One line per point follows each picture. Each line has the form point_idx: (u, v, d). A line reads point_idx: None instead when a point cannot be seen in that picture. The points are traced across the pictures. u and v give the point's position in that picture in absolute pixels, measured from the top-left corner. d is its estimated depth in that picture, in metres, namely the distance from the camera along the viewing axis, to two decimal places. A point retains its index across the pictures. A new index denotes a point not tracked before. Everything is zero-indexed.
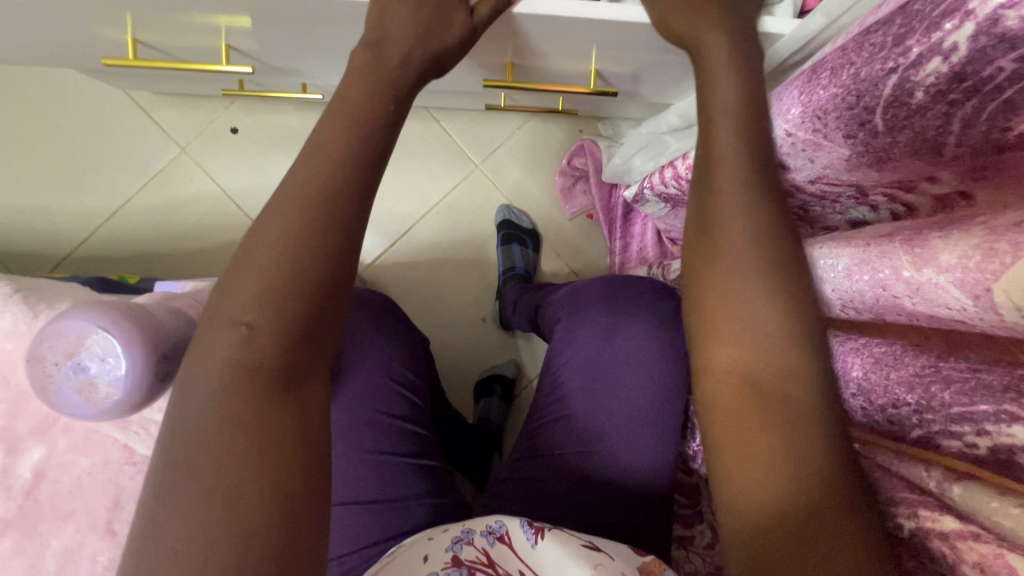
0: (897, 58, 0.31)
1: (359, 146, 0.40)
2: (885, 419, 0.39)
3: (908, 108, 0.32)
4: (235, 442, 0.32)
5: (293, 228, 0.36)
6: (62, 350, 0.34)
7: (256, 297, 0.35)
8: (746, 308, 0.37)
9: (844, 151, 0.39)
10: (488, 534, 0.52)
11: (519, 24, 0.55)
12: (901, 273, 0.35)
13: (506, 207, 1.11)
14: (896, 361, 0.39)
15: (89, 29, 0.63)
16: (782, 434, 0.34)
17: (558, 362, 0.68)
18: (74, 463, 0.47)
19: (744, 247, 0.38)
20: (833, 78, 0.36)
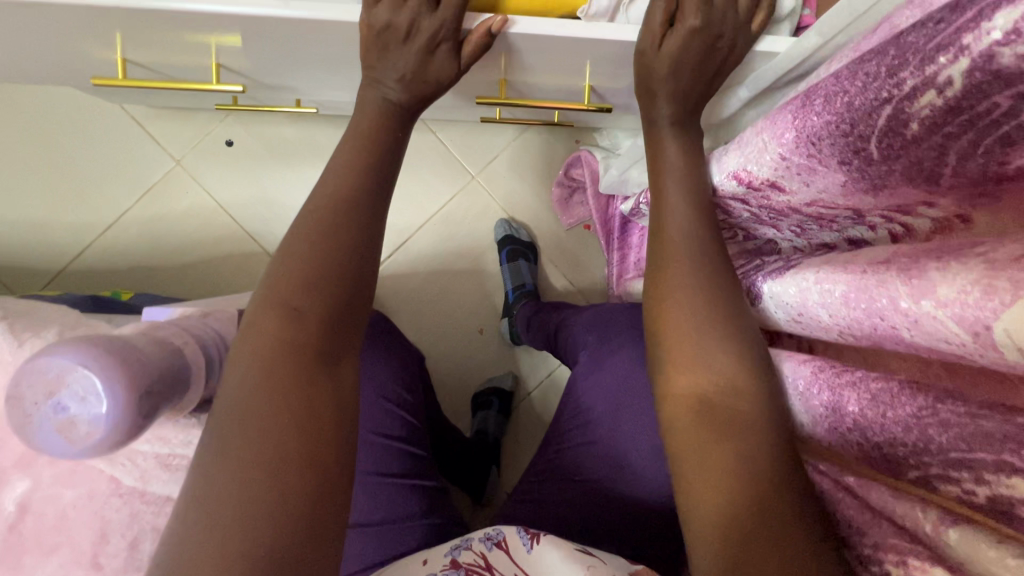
0: (891, 89, 0.30)
1: (363, 189, 0.49)
2: (882, 456, 0.37)
3: (902, 139, 0.32)
4: (278, 416, 0.40)
5: (330, 239, 0.46)
6: (42, 390, 0.33)
7: (302, 289, 0.44)
8: (688, 332, 0.46)
9: (838, 177, 0.39)
10: (485, 540, 0.53)
11: (511, 43, 0.55)
12: (899, 304, 0.35)
13: (506, 221, 1.10)
14: (892, 400, 0.36)
15: (77, 48, 0.62)
16: (720, 431, 0.42)
17: (583, 389, 0.66)
18: (59, 495, 0.44)
19: (683, 280, 0.48)
20: (826, 106, 0.35)
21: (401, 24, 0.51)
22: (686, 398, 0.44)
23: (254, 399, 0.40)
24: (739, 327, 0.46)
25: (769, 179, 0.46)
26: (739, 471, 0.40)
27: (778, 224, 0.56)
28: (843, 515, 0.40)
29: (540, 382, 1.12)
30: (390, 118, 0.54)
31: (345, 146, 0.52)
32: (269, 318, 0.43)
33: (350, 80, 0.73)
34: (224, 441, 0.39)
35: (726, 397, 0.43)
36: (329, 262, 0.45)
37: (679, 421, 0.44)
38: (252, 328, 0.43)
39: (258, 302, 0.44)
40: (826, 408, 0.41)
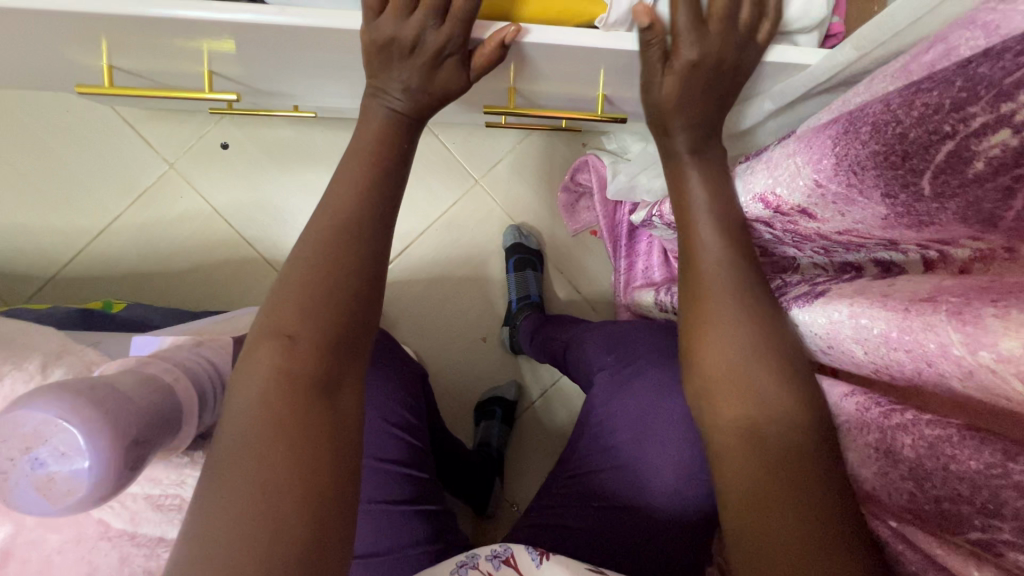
0: (955, 123, 0.29)
1: (370, 204, 0.46)
2: (940, 510, 0.35)
3: (962, 176, 0.29)
4: (278, 454, 0.37)
5: (336, 258, 0.43)
6: (18, 444, 0.31)
7: (304, 316, 0.41)
8: (723, 359, 0.44)
9: (880, 209, 0.36)
10: (492, 557, 0.51)
11: (524, 52, 0.52)
12: (951, 352, 0.32)
13: (516, 229, 1.07)
14: (953, 451, 0.34)
15: (59, 53, 0.59)
16: (764, 463, 0.40)
17: (606, 414, 0.63)
18: (44, 540, 0.41)
19: (724, 305, 0.46)
20: (874, 135, 0.33)
21: (405, 37, 0.48)
22: (732, 432, 0.42)
23: (253, 436, 0.37)
24: (774, 357, 0.44)
25: (799, 206, 0.43)
26: (788, 508, 0.39)
27: (801, 245, 0.53)
28: (905, 564, 0.39)
29: (544, 390, 1.09)
30: (387, 137, 0.50)
31: (349, 161, 0.48)
32: (270, 344, 0.40)
33: (350, 86, 0.70)
34: (225, 477, 0.36)
35: (774, 431, 0.41)
36: (336, 284, 0.42)
37: (724, 454, 0.42)
38: (253, 355, 0.40)
39: (261, 327, 0.41)
40: (876, 449, 0.40)
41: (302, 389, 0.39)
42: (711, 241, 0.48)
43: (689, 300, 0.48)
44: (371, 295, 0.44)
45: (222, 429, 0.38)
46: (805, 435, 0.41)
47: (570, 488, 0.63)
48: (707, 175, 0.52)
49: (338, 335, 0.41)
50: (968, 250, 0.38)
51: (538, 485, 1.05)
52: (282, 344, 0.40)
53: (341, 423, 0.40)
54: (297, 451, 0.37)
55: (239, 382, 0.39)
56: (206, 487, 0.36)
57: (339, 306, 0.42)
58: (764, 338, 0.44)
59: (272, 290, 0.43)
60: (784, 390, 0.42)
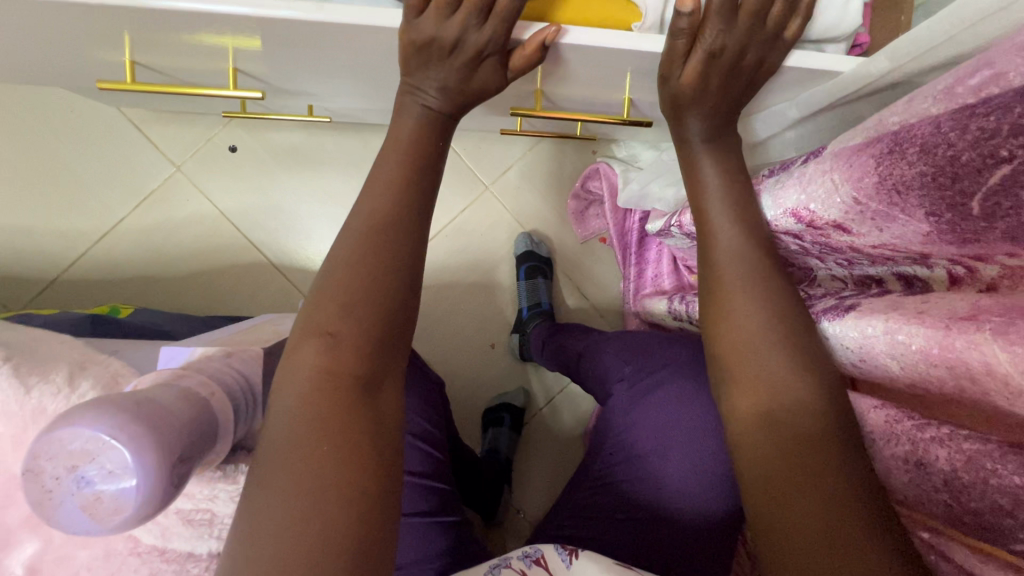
0: (1013, 148, 0.30)
1: (404, 206, 0.46)
2: (979, 522, 0.35)
3: (1014, 199, 0.31)
4: (322, 455, 0.37)
5: (372, 252, 0.43)
6: (63, 462, 0.30)
7: (345, 314, 0.41)
8: (748, 351, 0.45)
9: (923, 228, 0.37)
10: (524, 557, 0.51)
11: (560, 53, 0.51)
12: (997, 370, 0.33)
13: (526, 236, 1.07)
14: (994, 464, 0.34)
15: (79, 48, 0.57)
16: (788, 450, 0.41)
17: (630, 420, 0.63)
18: (71, 556, 0.40)
19: (743, 300, 0.46)
20: (924, 156, 0.35)
21: (446, 38, 0.48)
22: (746, 420, 0.43)
23: (302, 436, 0.37)
24: (794, 348, 0.44)
25: (834, 221, 0.44)
26: (820, 506, 0.38)
27: (825, 256, 0.54)
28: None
29: (551, 397, 1.09)
30: (420, 146, 0.49)
31: (384, 166, 0.48)
32: (313, 338, 0.40)
33: (373, 87, 0.69)
34: (268, 474, 0.36)
35: (794, 418, 0.42)
36: (375, 280, 0.42)
37: (744, 444, 0.43)
38: (298, 350, 0.40)
39: (302, 323, 0.41)
40: (906, 461, 0.40)
41: (339, 385, 0.39)
42: (732, 244, 0.49)
43: (711, 296, 0.49)
44: (412, 288, 0.44)
45: (273, 432, 0.38)
46: (824, 423, 0.41)
47: (591, 498, 0.63)
48: (737, 184, 0.52)
49: (376, 333, 0.41)
50: (998, 268, 0.38)
51: (551, 494, 1.05)
52: (324, 342, 0.40)
53: (372, 420, 0.39)
54: (347, 453, 0.37)
55: (284, 380, 0.39)
56: (256, 490, 0.36)
57: (378, 306, 0.42)
58: (791, 335, 0.45)
59: (312, 286, 0.43)
60: (802, 381, 0.43)
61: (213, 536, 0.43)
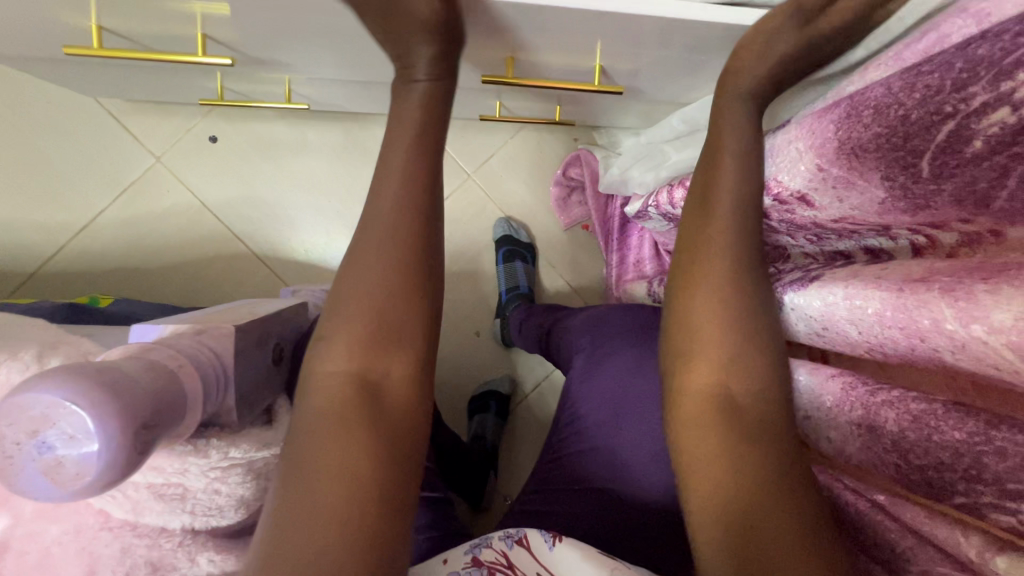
0: (958, 103, 0.32)
1: (413, 225, 0.47)
2: (923, 479, 0.35)
3: (961, 156, 0.33)
4: (338, 453, 0.40)
5: (389, 253, 0.46)
6: (25, 428, 0.30)
7: (366, 314, 0.45)
8: (721, 322, 0.44)
9: (878, 194, 0.39)
10: (506, 538, 0.49)
11: (529, 15, 0.52)
12: (943, 326, 0.33)
13: (505, 222, 1.08)
14: (938, 423, 0.34)
15: (45, 15, 0.56)
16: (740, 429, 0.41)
17: (581, 393, 0.65)
18: (43, 532, 0.40)
19: (716, 285, 0.45)
20: (877, 117, 0.37)
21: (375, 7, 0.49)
22: (696, 400, 0.43)
23: (322, 436, 0.41)
24: (760, 326, 0.44)
25: (799, 192, 0.45)
26: (765, 486, 0.39)
27: (794, 233, 0.54)
28: (881, 539, 0.38)
29: (537, 383, 1.10)
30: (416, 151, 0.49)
31: (386, 179, 0.49)
32: (343, 344, 0.44)
33: (349, 59, 0.69)
34: (296, 467, 0.40)
35: (755, 398, 0.42)
36: (392, 274, 0.46)
37: (701, 416, 0.43)
38: (326, 354, 0.44)
39: (327, 333, 0.45)
40: (859, 424, 0.40)
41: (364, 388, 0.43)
42: (728, 199, 0.47)
43: (687, 257, 0.48)
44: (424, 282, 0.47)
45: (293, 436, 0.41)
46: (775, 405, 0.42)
47: (548, 473, 0.64)
48: (740, 156, 0.49)
49: (395, 330, 0.45)
50: (955, 234, 0.39)
51: None
52: (346, 341, 0.44)
53: (395, 421, 0.43)
54: (363, 450, 0.40)
55: (314, 386, 0.43)
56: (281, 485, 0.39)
57: (395, 308, 0.45)
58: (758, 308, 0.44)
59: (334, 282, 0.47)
60: (763, 366, 0.43)
61: (185, 511, 0.44)
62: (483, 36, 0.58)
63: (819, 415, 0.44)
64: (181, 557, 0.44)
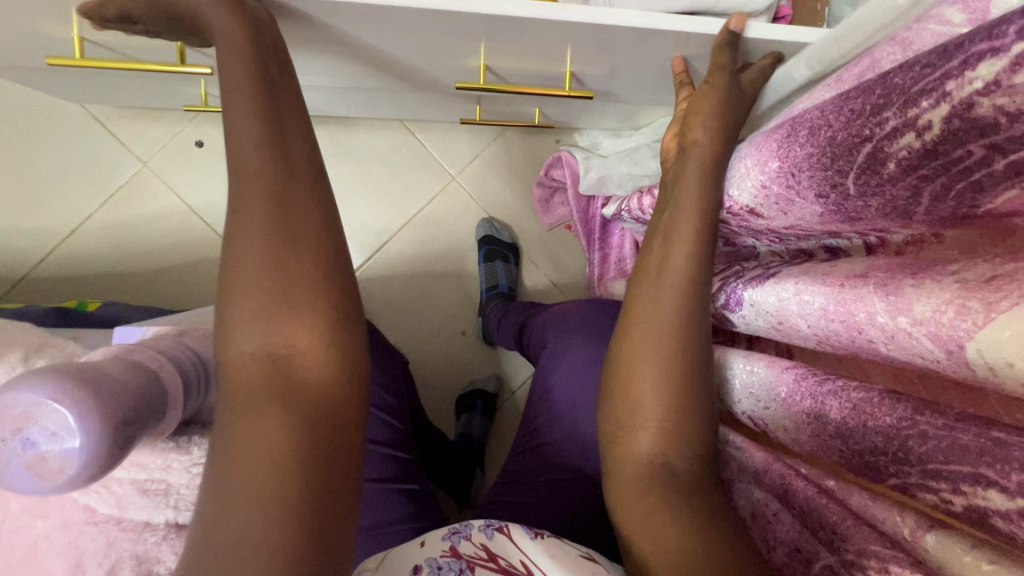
0: (873, 126, 0.34)
1: (292, 185, 0.43)
2: (862, 462, 0.37)
3: (879, 176, 0.35)
4: (263, 449, 0.37)
5: (270, 212, 0.41)
6: (10, 424, 0.32)
7: (261, 283, 0.40)
8: (666, 358, 0.43)
9: (816, 209, 0.41)
10: (486, 528, 0.48)
11: (498, 24, 0.54)
12: (876, 319, 0.35)
13: (488, 222, 1.10)
14: (872, 409, 0.36)
15: (29, 27, 0.58)
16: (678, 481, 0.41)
17: (549, 385, 0.66)
18: (31, 526, 0.42)
19: (665, 318, 0.44)
20: (811, 138, 0.39)
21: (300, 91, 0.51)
22: (639, 457, 0.42)
23: (243, 435, 0.38)
24: (700, 360, 0.44)
25: (747, 206, 0.47)
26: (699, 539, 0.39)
27: (758, 236, 0.56)
28: (825, 520, 0.40)
29: (523, 382, 1.12)
30: (284, 114, 0.44)
31: (242, 146, 0.42)
32: (246, 326, 0.40)
33: (328, 67, 0.70)
34: (225, 465, 0.37)
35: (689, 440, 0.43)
36: (281, 231, 0.41)
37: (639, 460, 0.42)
38: (231, 341, 0.40)
39: (223, 320, 0.40)
40: (808, 415, 0.42)
41: (281, 371, 0.40)
42: (689, 229, 0.47)
43: (639, 285, 0.47)
44: (319, 238, 0.42)
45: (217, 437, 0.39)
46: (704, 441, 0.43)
47: (518, 464, 0.65)
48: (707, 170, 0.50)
49: (298, 298, 0.41)
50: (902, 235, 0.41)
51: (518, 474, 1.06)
52: (246, 319, 0.40)
53: (323, 399, 0.40)
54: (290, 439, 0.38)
55: (225, 378, 0.40)
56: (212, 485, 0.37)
57: (291, 273, 0.41)
58: (701, 343, 0.45)
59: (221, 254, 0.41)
60: (696, 427, 0.42)
61: (168, 506, 0.45)
62: (454, 43, 0.60)
63: (777, 407, 0.46)
64: (163, 550, 0.45)
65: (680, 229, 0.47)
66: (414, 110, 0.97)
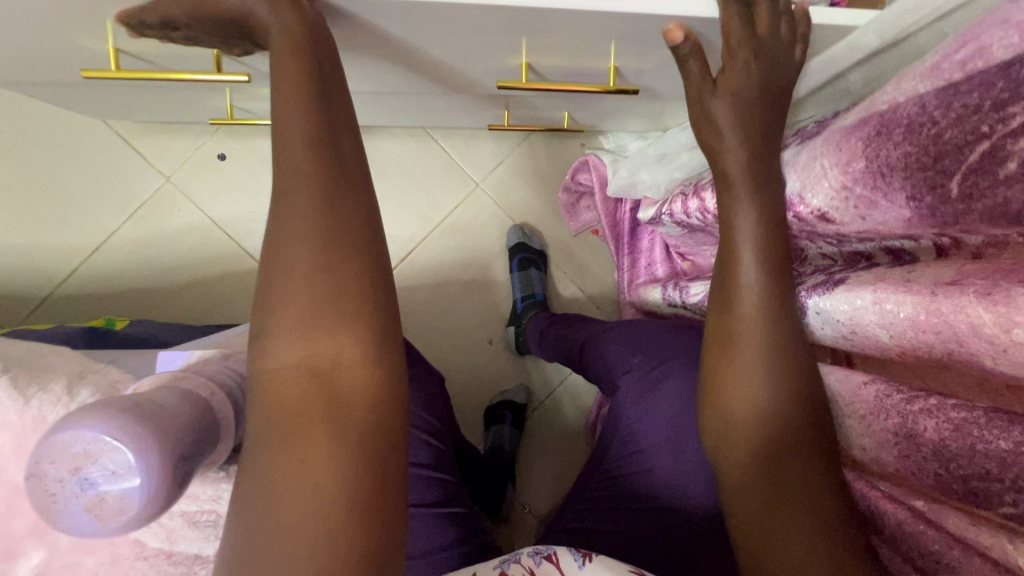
0: (996, 123, 0.32)
1: (341, 188, 0.41)
2: (968, 488, 0.35)
3: (993, 177, 0.33)
4: (326, 475, 0.36)
5: (317, 211, 0.39)
6: (67, 465, 0.30)
7: (307, 284, 0.38)
8: (748, 348, 0.44)
9: (904, 213, 0.40)
10: (534, 553, 0.48)
11: (546, 19, 0.52)
12: (982, 331, 0.33)
13: (518, 229, 1.07)
14: (980, 430, 0.34)
15: (61, 40, 0.56)
16: (773, 469, 0.42)
17: (639, 413, 0.63)
18: (80, 563, 0.40)
19: (751, 311, 0.45)
20: (909, 136, 0.38)
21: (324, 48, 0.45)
22: (740, 451, 0.43)
23: (312, 457, 0.36)
24: (785, 349, 0.44)
25: (820, 210, 0.47)
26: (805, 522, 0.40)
27: (813, 237, 0.52)
28: (928, 549, 0.38)
29: (552, 391, 1.09)
30: (335, 118, 0.43)
31: (289, 146, 0.41)
32: (286, 338, 0.38)
33: (360, 74, 0.69)
34: (281, 484, 0.36)
35: (781, 431, 0.42)
36: (328, 230, 0.39)
37: (733, 453, 0.44)
38: (269, 350, 0.38)
39: (264, 327, 0.38)
40: (896, 434, 0.40)
41: (324, 384, 0.38)
42: (760, 223, 0.47)
43: (722, 277, 0.48)
44: (366, 236, 0.41)
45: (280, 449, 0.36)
46: (798, 429, 0.42)
47: (601, 491, 0.63)
48: None
49: (350, 308, 0.39)
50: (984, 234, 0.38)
51: (552, 488, 1.05)
52: (297, 329, 0.38)
53: (355, 417, 0.38)
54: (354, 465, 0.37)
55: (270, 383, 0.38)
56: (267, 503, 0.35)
57: (341, 278, 0.39)
58: (784, 331, 0.44)
59: (262, 251, 0.40)
60: (788, 415, 0.43)
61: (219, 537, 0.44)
62: (495, 41, 0.58)
63: (850, 422, 0.44)
64: None
65: (743, 252, 0.47)
66: (439, 116, 0.96)
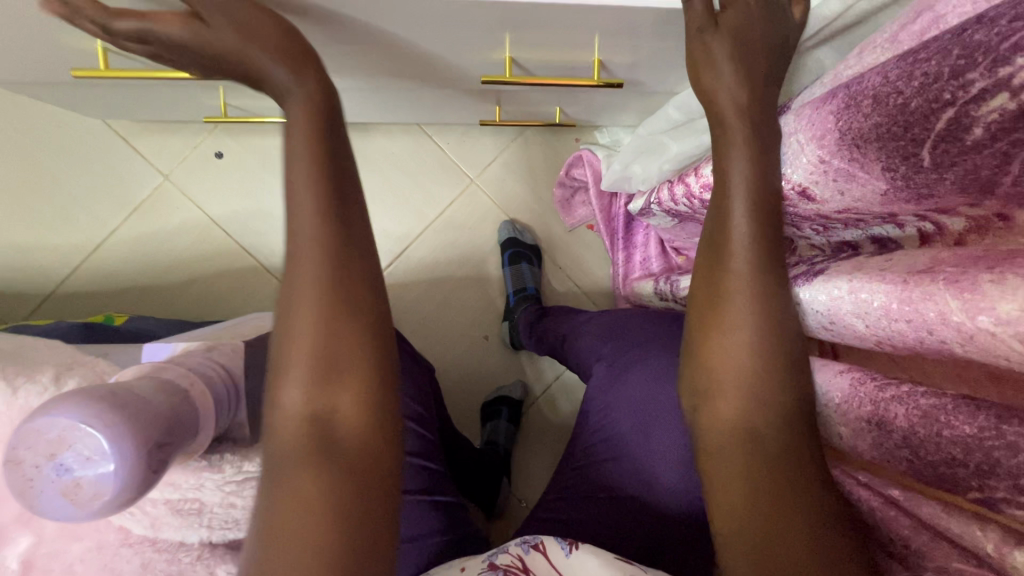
0: (956, 90, 0.32)
1: (338, 190, 0.42)
2: (937, 474, 0.35)
3: (961, 143, 0.33)
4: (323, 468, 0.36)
5: (318, 213, 0.41)
6: (43, 451, 0.31)
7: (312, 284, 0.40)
8: (739, 345, 0.43)
9: (881, 185, 0.39)
10: (523, 542, 0.48)
11: (528, 12, 0.52)
12: (950, 319, 0.33)
13: (511, 225, 1.08)
14: (948, 418, 0.33)
15: (54, 41, 0.57)
16: (757, 465, 0.40)
17: (608, 401, 0.64)
18: (65, 549, 0.41)
19: (742, 304, 0.43)
20: (877, 107, 0.37)
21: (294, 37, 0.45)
22: (725, 447, 0.42)
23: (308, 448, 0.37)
24: (785, 349, 0.42)
25: (801, 186, 0.46)
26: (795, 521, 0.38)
27: (800, 224, 0.52)
28: (897, 534, 0.39)
29: (546, 386, 1.10)
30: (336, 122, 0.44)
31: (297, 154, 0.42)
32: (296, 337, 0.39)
33: (348, 72, 0.69)
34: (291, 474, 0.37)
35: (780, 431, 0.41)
36: (329, 231, 0.40)
37: (720, 449, 0.42)
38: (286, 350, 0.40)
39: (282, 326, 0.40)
40: (868, 422, 0.40)
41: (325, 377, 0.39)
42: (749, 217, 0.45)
43: (706, 270, 0.46)
44: (348, 231, 0.41)
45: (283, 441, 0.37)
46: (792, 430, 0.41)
47: (574, 479, 0.64)
48: (752, 149, 0.46)
49: (341, 303, 0.40)
50: (962, 219, 0.38)
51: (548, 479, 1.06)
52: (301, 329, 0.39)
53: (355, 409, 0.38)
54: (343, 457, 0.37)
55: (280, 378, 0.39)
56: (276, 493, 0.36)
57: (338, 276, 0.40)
58: (771, 327, 0.43)
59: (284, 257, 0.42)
60: (773, 413, 0.41)
61: (202, 525, 0.45)
62: (478, 36, 0.58)
63: (827, 413, 0.44)
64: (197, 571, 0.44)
65: (736, 234, 0.45)
66: (432, 112, 0.96)
